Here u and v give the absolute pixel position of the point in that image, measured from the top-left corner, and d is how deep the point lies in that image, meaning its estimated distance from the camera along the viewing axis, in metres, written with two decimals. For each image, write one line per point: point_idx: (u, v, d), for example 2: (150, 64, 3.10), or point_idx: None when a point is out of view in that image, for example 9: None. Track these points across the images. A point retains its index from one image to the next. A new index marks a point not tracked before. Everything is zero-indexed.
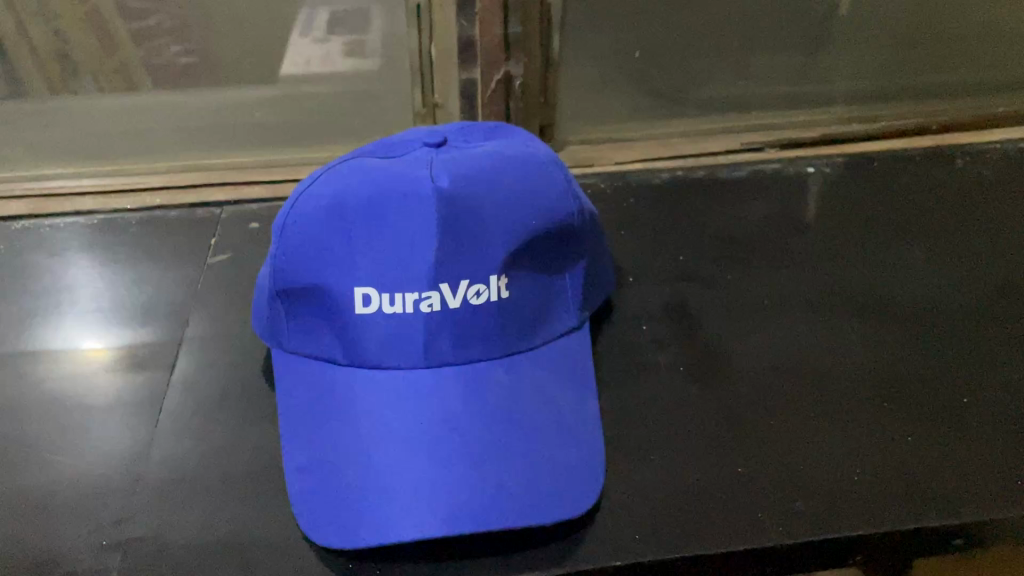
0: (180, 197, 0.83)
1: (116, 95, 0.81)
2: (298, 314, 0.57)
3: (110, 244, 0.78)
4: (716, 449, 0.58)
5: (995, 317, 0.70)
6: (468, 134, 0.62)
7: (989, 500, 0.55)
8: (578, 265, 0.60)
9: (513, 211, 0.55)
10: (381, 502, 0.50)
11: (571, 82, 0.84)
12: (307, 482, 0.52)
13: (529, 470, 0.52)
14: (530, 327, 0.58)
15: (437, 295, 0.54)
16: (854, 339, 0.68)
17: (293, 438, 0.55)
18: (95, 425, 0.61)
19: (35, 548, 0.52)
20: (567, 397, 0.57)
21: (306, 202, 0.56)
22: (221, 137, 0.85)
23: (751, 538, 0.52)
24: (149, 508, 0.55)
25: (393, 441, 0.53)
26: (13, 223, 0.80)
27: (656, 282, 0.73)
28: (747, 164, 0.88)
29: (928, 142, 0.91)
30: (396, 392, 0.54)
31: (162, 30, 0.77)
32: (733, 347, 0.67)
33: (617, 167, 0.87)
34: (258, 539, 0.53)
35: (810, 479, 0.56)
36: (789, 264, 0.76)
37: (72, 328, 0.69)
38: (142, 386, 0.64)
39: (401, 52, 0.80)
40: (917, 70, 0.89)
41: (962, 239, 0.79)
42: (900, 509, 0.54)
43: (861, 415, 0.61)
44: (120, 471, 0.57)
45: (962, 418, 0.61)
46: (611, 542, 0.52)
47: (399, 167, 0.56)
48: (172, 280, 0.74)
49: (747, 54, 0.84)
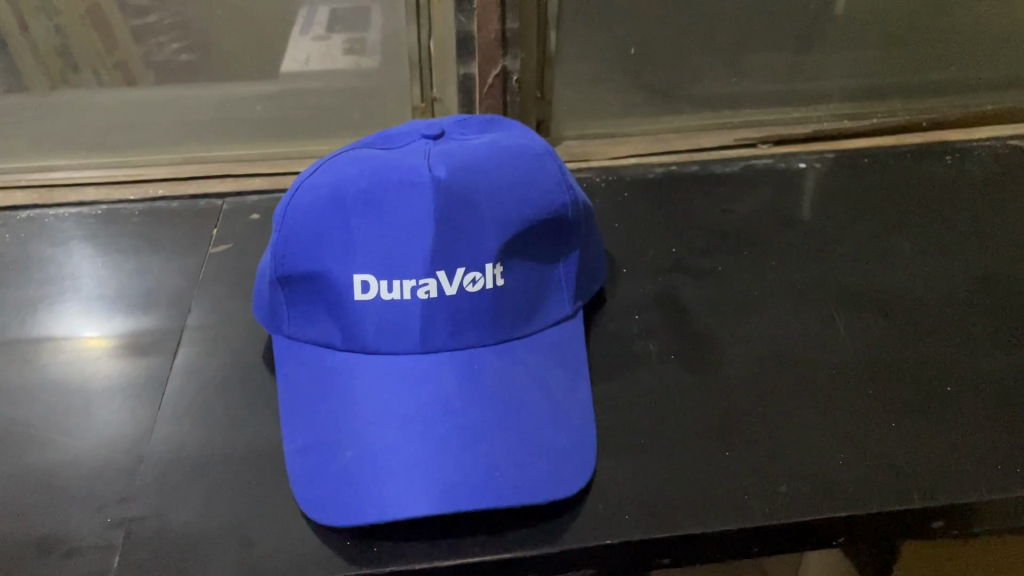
0: (181, 189, 0.85)
1: (117, 90, 0.82)
2: (298, 300, 0.59)
3: (113, 233, 0.80)
4: (705, 435, 0.60)
5: (981, 309, 0.72)
6: (465, 126, 0.64)
7: (970, 483, 0.56)
8: (572, 255, 0.62)
9: (509, 201, 0.57)
10: (378, 481, 0.51)
11: (567, 79, 0.85)
12: (305, 462, 0.54)
13: (523, 452, 0.53)
14: (525, 314, 0.59)
15: (433, 282, 0.55)
16: (842, 329, 0.69)
17: (292, 420, 0.56)
18: (98, 407, 0.62)
19: (40, 525, 0.54)
20: (561, 383, 0.58)
21: (305, 192, 0.58)
22: (223, 129, 0.86)
23: (738, 519, 0.54)
24: (152, 486, 0.56)
25: (390, 423, 0.54)
26: (17, 213, 0.82)
27: (649, 272, 0.75)
28: (740, 158, 0.90)
29: (916, 138, 0.94)
30: (394, 376, 0.56)
31: (163, 27, 0.78)
32: (724, 337, 0.68)
33: (611, 162, 0.89)
34: (259, 516, 0.54)
35: (797, 464, 0.58)
36: (780, 257, 0.77)
37: (76, 314, 0.71)
38: (145, 370, 0.65)
39: (400, 49, 0.82)
40: (910, 69, 0.91)
41: (950, 233, 0.80)
42: (882, 492, 0.55)
43: (848, 402, 0.62)
44: (122, 452, 0.59)
45: (947, 405, 0.62)
46: (602, 523, 0.54)
47: (398, 158, 0.58)
48: (174, 267, 0.76)
49: (741, 52, 0.86)
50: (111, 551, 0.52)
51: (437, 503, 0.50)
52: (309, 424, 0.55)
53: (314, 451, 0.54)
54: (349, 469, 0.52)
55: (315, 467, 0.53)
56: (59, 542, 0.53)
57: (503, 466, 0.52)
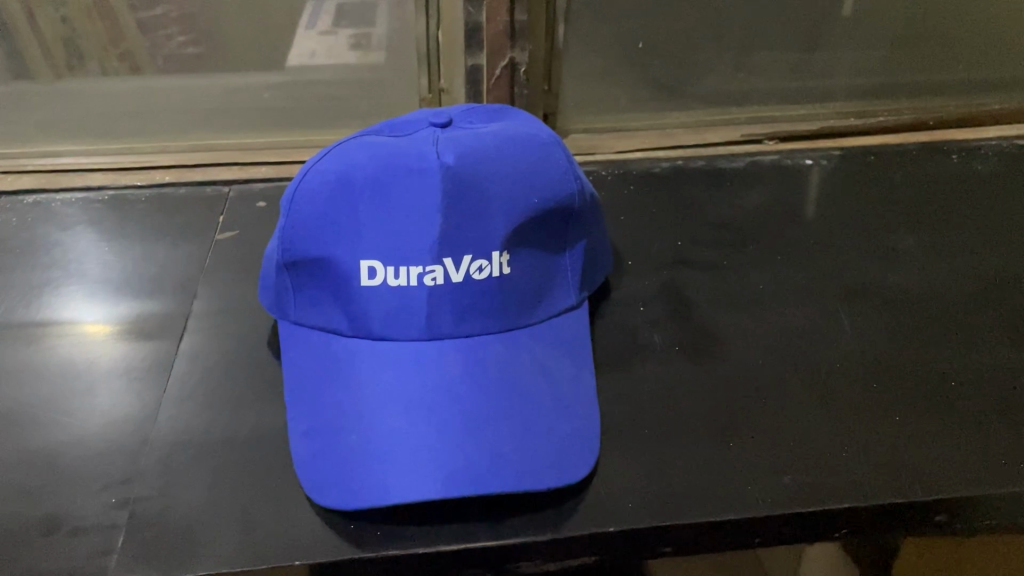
0: (188, 175, 0.86)
1: (122, 79, 0.82)
2: (304, 285, 0.59)
3: (119, 218, 0.80)
4: (708, 427, 0.60)
5: (986, 306, 0.72)
6: (473, 115, 0.64)
7: (974, 477, 0.56)
8: (578, 245, 0.62)
9: (516, 190, 0.57)
10: (383, 465, 0.51)
11: (574, 73, 0.85)
12: (310, 446, 0.54)
13: (526, 438, 0.53)
14: (529, 303, 0.59)
15: (441, 269, 0.56)
16: (846, 324, 0.69)
17: (297, 405, 0.56)
18: (103, 389, 0.62)
19: (44, 504, 0.54)
20: (565, 371, 0.58)
21: (313, 177, 0.58)
22: (229, 118, 0.86)
23: (742, 509, 0.54)
24: (157, 467, 0.56)
25: (394, 409, 0.54)
26: (24, 197, 0.83)
27: (655, 265, 0.75)
28: (747, 154, 0.90)
29: (923, 138, 0.93)
30: (399, 362, 0.56)
31: (170, 19, 0.79)
32: (728, 330, 0.68)
33: (618, 156, 0.89)
34: (262, 499, 0.54)
35: (801, 456, 0.58)
36: (785, 252, 0.77)
37: (81, 298, 0.71)
38: (151, 352, 0.65)
39: (407, 41, 0.82)
40: (916, 68, 0.91)
41: (956, 231, 0.80)
42: (884, 485, 0.56)
43: (853, 397, 0.63)
44: (127, 434, 0.59)
45: (949, 400, 0.63)
46: (604, 511, 0.54)
47: (406, 144, 0.58)
48: (180, 253, 0.76)
49: (747, 50, 0.86)
50: (115, 530, 0.52)
51: (440, 487, 0.50)
52: (315, 408, 0.56)
53: (319, 434, 0.54)
54: (353, 452, 0.53)
55: (320, 450, 0.53)
56: (63, 521, 0.53)
57: (507, 452, 0.52)
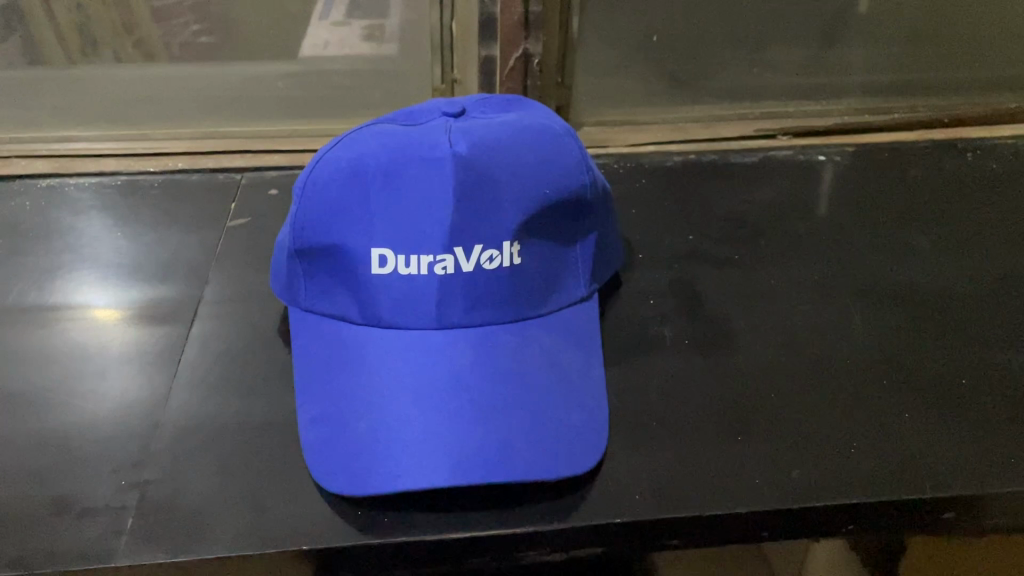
0: (200, 162, 0.85)
1: (136, 66, 0.83)
2: (314, 273, 0.59)
3: (131, 204, 0.80)
4: (718, 420, 0.60)
5: (997, 304, 0.71)
6: (485, 105, 0.64)
7: (983, 475, 0.56)
8: (589, 236, 0.62)
9: (527, 181, 0.57)
10: (391, 452, 0.52)
11: (587, 66, 0.85)
12: (319, 432, 0.54)
13: (534, 427, 0.53)
14: (539, 294, 0.59)
15: (451, 258, 0.56)
16: (856, 320, 0.69)
17: (307, 391, 0.57)
18: (114, 373, 0.63)
19: (54, 486, 0.54)
20: (575, 362, 0.58)
21: (325, 165, 0.58)
22: (243, 106, 0.86)
23: (750, 502, 0.54)
24: (167, 451, 0.57)
25: (403, 396, 0.54)
26: (38, 181, 0.83)
27: (666, 259, 0.75)
28: (760, 149, 0.90)
29: (939, 135, 0.92)
30: (409, 351, 0.56)
31: (185, 8, 0.80)
32: (738, 324, 0.68)
33: (631, 149, 0.89)
34: (270, 484, 0.54)
35: (809, 450, 0.58)
36: (796, 248, 0.77)
37: (93, 283, 0.71)
38: (162, 337, 0.66)
39: (421, 32, 0.82)
40: (930, 65, 0.91)
41: (968, 229, 0.80)
42: (894, 481, 0.55)
43: (861, 391, 0.62)
44: (137, 418, 0.59)
45: (959, 398, 0.62)
46: (611, 503, 0.54)
47: (418, 133, 0.58)
48: (192, 240, 0.76)
49: (759, 45, 0.86)
50: (125, 512, 0.53)
51: (448, 476, 0.50)
52: (324, 394, 0.56)
53: (329, 421, 0.54)
54: (362, 439, 0.53)
55: (329, 437, 0.54)
56: (74, 502, 0.53)
57: (516, 442, 0.52)
